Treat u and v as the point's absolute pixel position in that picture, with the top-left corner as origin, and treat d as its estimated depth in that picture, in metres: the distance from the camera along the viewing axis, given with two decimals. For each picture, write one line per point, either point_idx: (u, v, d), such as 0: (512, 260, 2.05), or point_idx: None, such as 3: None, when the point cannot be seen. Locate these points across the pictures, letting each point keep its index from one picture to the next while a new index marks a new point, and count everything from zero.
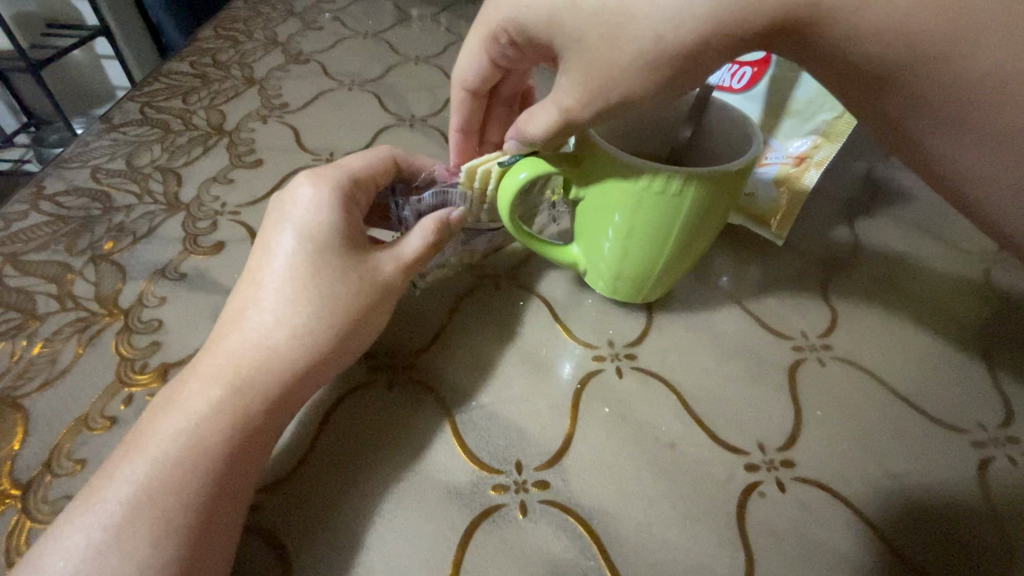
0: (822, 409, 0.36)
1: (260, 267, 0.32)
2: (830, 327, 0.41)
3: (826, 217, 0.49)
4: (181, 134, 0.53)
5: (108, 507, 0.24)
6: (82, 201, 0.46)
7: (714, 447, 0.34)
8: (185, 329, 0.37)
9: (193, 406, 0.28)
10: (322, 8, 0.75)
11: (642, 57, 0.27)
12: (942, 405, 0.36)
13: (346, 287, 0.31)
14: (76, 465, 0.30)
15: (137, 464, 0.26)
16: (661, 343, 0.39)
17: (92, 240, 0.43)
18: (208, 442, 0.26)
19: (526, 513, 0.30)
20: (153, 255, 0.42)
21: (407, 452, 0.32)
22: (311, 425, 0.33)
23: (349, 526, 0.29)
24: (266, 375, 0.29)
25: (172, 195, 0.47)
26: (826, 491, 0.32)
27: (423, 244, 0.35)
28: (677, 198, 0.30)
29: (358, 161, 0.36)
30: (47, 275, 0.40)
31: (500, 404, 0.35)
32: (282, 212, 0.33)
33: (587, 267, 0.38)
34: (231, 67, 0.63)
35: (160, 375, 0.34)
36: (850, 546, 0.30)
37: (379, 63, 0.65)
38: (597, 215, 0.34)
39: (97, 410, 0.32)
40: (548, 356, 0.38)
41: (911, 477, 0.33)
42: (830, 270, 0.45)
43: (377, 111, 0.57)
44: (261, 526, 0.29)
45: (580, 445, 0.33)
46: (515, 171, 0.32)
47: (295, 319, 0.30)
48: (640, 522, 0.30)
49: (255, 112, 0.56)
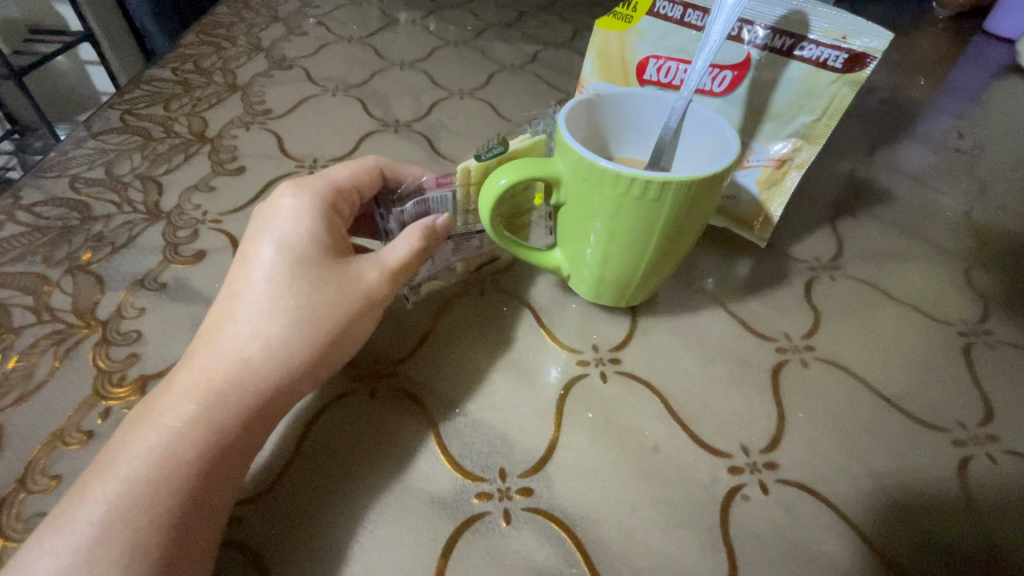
0: (804, 411, 0.36)
1: (238, 279, 0.32)
2: (813, 329, 0.41)
3: (808, 218, 0.50)
4: (162, 141, 0.53)
5: (77, 529, 0.24)
6: (60, 210, 0.45)
7: (697, 451, 0.34)
8: (165, 341, 0.36)
9: (167, 423, 0.27)
10: (307, 14, 0.74)
11: None
12: (920, 404, 0.37)
13: (324, 297, 0.31)
14: (51, 482, 0.30)
15: (106, 484, 0.25)
16: (646, 346, 0.39)
17: (69, 251, 0.42)
18: (181, 459, 0.26)
19: (509, 521, 0.30)
20: (132, 265, 0.41)
21: (389, 462, 0.32)
22: (292, 436, 0.33)
23: (330, 538, 0.29)
24: (242, 389, 0.29)
25: (152, 204, 0.46)
26: (808, 493, 0.32)
27: (410, 252, 0.33)
28: (657, 202, 0.30)
29: (342, 171, 0.36)
30: (22, 287, 0.39)
31: (484, 410, 0.35)
32: (263, 222, 0.33)
33: (571, 272, 0.38)
34: (213, 73, 0.63)
35: (138, 389, 0.34)
36: (831, 548, 0.30)
37: (363, 68, 0.65)
38: (578, 220, 0.34)
39: (73, 424, 0.32)
40: (533, 362, 0.38)
41: (893, 476, 0.33)
42: (813, 271, 0.45)
43: (361, 116, 0.57)
44: (240, 539, 0.29)
45: (563, 450, 0.33)
46: (496, 177, 0.32)
47: (271, 330, 0.30)
48: (625, 529, 0.30)
49: (238, 119, 0.56)
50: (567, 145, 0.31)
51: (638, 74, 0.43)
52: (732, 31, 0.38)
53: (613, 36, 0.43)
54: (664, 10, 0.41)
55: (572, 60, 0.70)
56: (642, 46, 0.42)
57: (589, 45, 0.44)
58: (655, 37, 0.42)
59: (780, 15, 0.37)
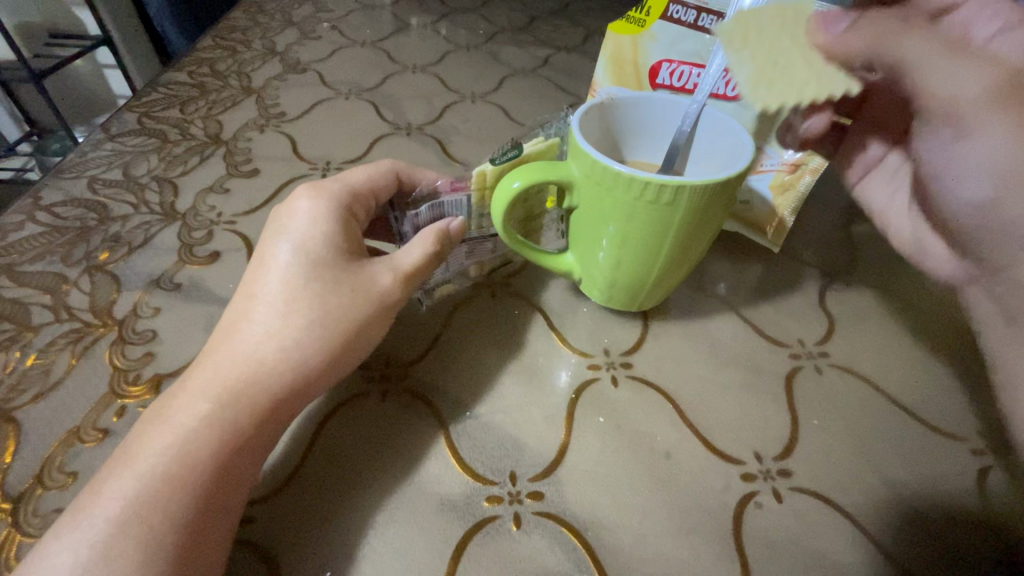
0: (818, 418, 0.35)
1: (254, 280, 0.32)
2: (828, 335, 0.40)
3: (822, 223, 0.49)
4: (178, 143, 0.53)
5: (95, 523, 0.24)
6: (78, 211, 0.46)
7: (710, 457, 0.33)
8: (180, 340, 0.37)
9: (183, 421, 0.28)
10: (320, 18, 0.75)
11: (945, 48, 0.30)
12: (938, 413, 0.36)
13: (337, 300, 0.31)
14: (67, 478, 0.30)
15: (124, 480, 0.26)
16: (658, 351, 0.39)
17: (87, 251, 0.43)
18: (197, 457, 0.26)
19: (520, 525, 0.30)
20: (148, 265, 0.42)
21: (399, 464, 0.32)
22: (304, 436, 0.33)
23: (341, 539, 0.29)
24: (256, 389, 0.29)
25: (168, 205, 0.47)
26: (823, 501, 0.32)
27: (424, 255, 0.33)
28: (670, 206, 0.30)
29: (357, 175, 0.37)
30: (41, 286, 0.40)
31: (495, 413, 0.35)
32: (280, 225, 0.33)
33: (582, 275, 0.38)
34: (229, 76, 0.63)
35: (153, 387, 0.34)
36: (846, 557, 0.30)
37: (376, 71, 0.65)
38: (591, 223, 0.34)
39: (89, 422, 0.32)
40: (544, 365, 0.38)
41: (910, 485, 0.33)
42: (827, 277, 0.45)
43: (374, 119, 0.58)
44: (250, 539, 0.29)
45: (574, 455, 0.33)
46: (508, 180, 0.32)
47: (286, 331, 0.30)
48: (636, 534, 0.30)
49: (252, 122, 0.56)
50: (580, 148, 0.31)
51: (651, 79, 0.43)
52: None
53: (625, 40, 0.43)
54: (677, 14, 0.41)
55: (584, 65, 0.70)
56: (655, 50, 0.42)
57: (602, 49, 0.44)
58: (667, 41, 0.42)
59: None
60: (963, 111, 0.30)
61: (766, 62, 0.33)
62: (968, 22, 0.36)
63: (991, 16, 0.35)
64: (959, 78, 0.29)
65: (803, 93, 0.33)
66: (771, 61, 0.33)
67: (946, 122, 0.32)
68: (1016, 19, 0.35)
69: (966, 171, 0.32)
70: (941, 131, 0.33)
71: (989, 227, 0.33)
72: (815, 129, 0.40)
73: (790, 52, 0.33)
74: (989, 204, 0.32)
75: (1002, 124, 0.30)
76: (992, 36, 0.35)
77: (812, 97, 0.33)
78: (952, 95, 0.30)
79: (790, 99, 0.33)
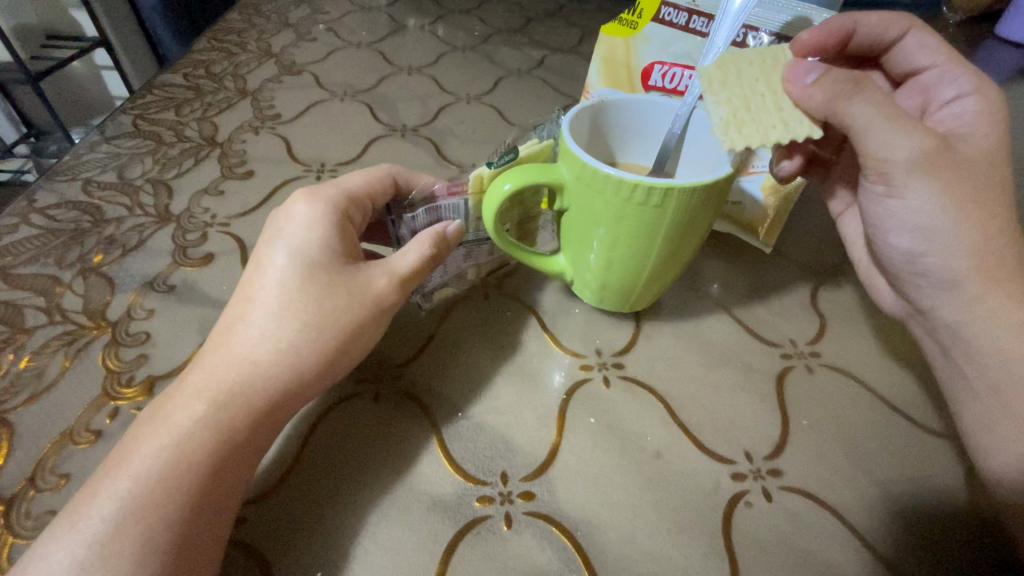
0: (808, 418, 0.36)
1: (250, 284, 0.32)
2: (818, 335, 0.41)
3: (813, 225, 0.50)
4: (173, 145, 0.54)
5: (90, 524, 0.25)
6: (73, 213, 0.46)
7: (699, 457, 0.33)
8: (173, 343, 0.37)
9: (177, 423, 0.28)
10: (316, 20, 0.75)
11: (888, 108, 0.31)
12: (927, 413, 0.36)
13: (332, 303, 0.31)
14: (60, 480, 0.30)
15: (118, 481, 0.26)
16: (649, 352, 0.39)
17: (81, 253, 0.43)
18: (192, 458, 0.27)
19: (511, 524, 0.30)
20: (142, 268, 0.42)
21: (392, 465, 0.32)
22: (297, 438, 0.33)
23: (333, 541, 0.29)
24: (250, 392, 0.29)
25: (162, 207, 0.47)
26: (811, 500, 0.32)
27: (420, 259, 0.33)
28: (660, 209, 0.30)
29: (354, 179, 0.37)
30: (35, 289, 0.40)
31: (487, 414, 0.35)
32: (277, 229, 0.33)
33: (574, 277, 0.38)
34: (224, 78, 0.63)
35: (146, 390, 0.34)
36: (834, 555, 0.30)
37: (372, 73, 0.65)
38: (582, 226, 0.34)
39: (82, 424, 0.33)
40: (536, 366, 0.38)
41: (899, 484, 0.33)
42: (818, 279, 0.45)
43: (369, 121, 0.58)
44: (244, 540, 0.29)
45: (565, 454, 0.33)
46: (500, 183, 0.32)
47: (281, 334, 0.30)
48: (626, 534, 0.30)
49: (247, 124, 0.57)
50: (571, 151, 0.31)
51: (644, 80, 0.44)
52: (737, 38, 0.39)
53: (618, 42, 0.43)
54: (669, 16, 0.41)
55: (579, 66, 0.70)
56: (647, 52, 0.43)
57: (594, 51, 0.44)
58: (660, 43, 0.42)
59: (785, 20, 0.38)
60: (895, 170, 0.32)
61: (741, 106, 0.32)
62: (932, 85, 0.38)
63: (954, 81, 0.37)
64: (905, 138, 0.31)
65: (772, 137, 0.31)
66: (745, 105, 0.32)
67: (878, 180, 0.33)
68: (971, 88, 0.36)
69: (900, 221, 0.34)
70: (873, 186, 0.34)
71: (918, 273, 0.35)
72: (788, 172, 0.40)
73: (764, 100, 0.32)
74: (915, 254, 0.35)
75: (930, 183, 0.32)
76: (954, 99, 0.36)
77: (778, 141, 0.31)
78: (882, 158, 0.32)
79: (760, 140, 0.30)
